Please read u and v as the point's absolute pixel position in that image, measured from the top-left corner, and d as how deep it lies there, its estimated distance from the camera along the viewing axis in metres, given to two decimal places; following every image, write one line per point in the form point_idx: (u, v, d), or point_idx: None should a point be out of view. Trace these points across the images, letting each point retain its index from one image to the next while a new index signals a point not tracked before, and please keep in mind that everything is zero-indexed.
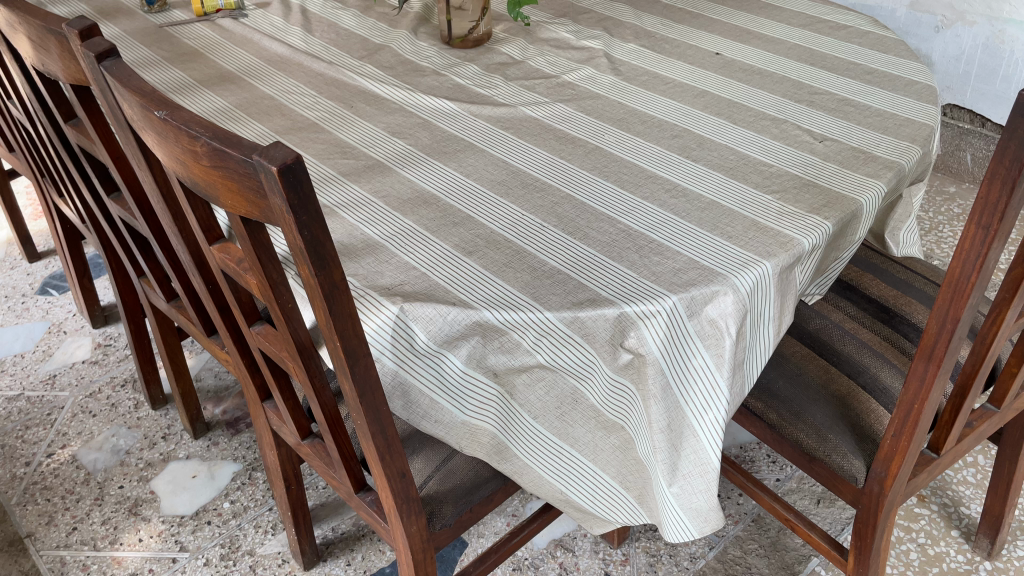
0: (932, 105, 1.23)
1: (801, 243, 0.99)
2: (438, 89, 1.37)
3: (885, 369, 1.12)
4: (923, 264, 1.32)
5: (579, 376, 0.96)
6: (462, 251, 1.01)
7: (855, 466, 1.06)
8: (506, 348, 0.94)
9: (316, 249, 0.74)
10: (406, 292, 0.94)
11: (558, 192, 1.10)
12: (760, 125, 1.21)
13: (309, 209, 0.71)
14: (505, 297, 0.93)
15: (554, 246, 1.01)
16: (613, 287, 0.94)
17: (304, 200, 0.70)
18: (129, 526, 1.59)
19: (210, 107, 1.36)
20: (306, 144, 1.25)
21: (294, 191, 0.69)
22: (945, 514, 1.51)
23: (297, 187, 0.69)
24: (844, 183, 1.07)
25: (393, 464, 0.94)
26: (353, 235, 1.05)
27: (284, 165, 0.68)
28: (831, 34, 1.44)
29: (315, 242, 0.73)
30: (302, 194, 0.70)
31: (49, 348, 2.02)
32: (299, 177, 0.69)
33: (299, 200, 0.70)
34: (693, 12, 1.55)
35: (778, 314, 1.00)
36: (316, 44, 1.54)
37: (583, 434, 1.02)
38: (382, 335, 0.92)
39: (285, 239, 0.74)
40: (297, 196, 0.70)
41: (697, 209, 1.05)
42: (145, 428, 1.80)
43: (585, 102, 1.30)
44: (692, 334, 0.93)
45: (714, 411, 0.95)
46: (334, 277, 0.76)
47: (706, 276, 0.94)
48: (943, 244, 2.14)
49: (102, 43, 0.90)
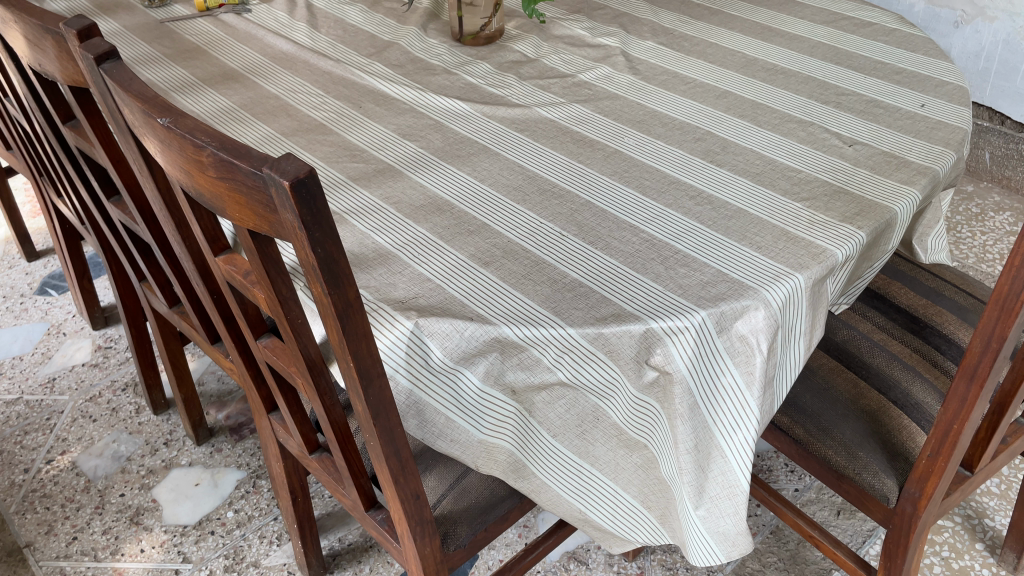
0: (965, 107, 1.18)
1: (834, 254, 0.94)
2: (449, 89, 1.32)
3: (916, 384, 1.08)
4: (951, 271, 1.27)
5: (602, 394, 0.92)
6: (478, 262, 0.97)
7: (887, 485, 1.01)
8: (526, 365, 0.89)
9: (329, 267, 0.69)
10: (421, 306, 0.90)
11: (577, 199, 1.06)
12: (786, 128, 1.16)
13: (322, 225, 0.67)
14: (525, 311, 0.89)
15: (574, 256, 0.96)
16: (638, 302, 0.89)
17: (317, 217, 0.66)
18: (131, 536, 1.56)
19: (214, 107, 1.32)
20: (314, 146, 1.21)
21: (306, 207, 0.65)
22: (968, 526, 1.47)
23: (309, 203, 0.65)
24: (876, 191, 1.03)
25: (407, 486, 0.90)
26: (364, 244, 1.01)
27: (297, 180, 0.63)
28: (856, 32, 1.39)
29: (328, 259, 0.69)
30: (315, 210, 0.66)
31: (48, 350, 1.98)
32: (312, 191, 0.65)
33: (312, 216, 0.66)
34: (712, 9, 1.50)
35: (809, 328, 0.95)
36: (323, 40, 1.50)
37: (604, 452, 0.98)
38: (395, 352, 0.87)
39: (296, 256, 0.70)
40: (309, 213, 0.66)
41: (723, 218, 1.01)
42: (146, 434, 1.76)
43: (603, 103, 1.25)
44: (721, 351, 0.89)
45: (744, 430, 0.90)
46: (347, 295, 0.72)
47: (735, 290, 0.90)
48: (962, 244, 2.10)
49: (102, 44, 0.85)
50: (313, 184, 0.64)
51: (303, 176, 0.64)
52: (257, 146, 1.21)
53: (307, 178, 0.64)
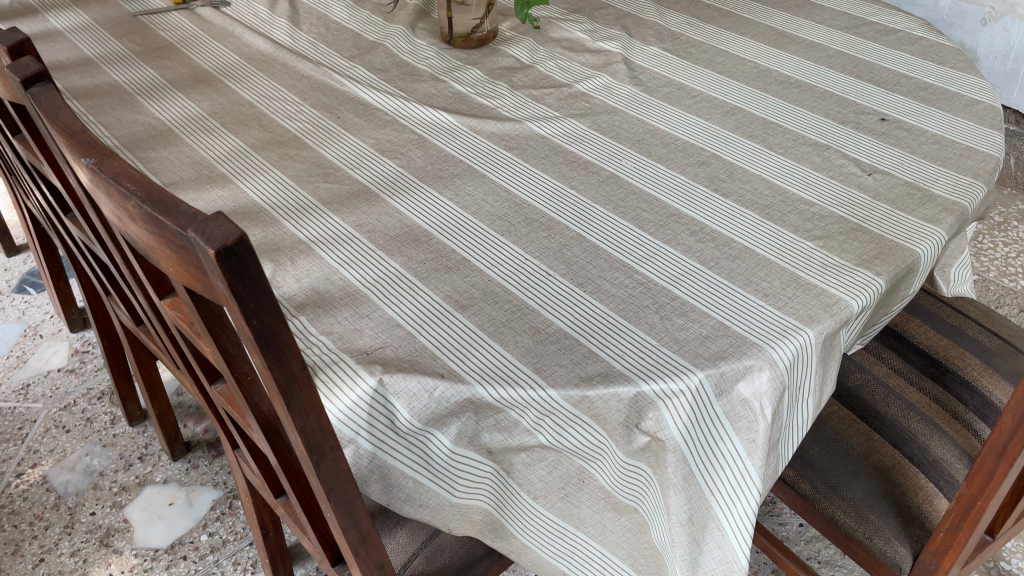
0: (997, 130, 1.08)
1: (849, 305, 0.85)
2: (435, 98, 1.22)
3: (935, 438, 0.98)
4: (975, 306, 1.17)
5: (588, 457, 0.83)
6: (454, 305, 0.87)
7: (900, 554, 0.92)
8: (502, 426, 0.81)
9: (268, 340, 0.60)
10: (387, 359, 0.81)
11: (566, 231, 0.96)
12: (800, 152, 1.06)
13: (260, 296, 0.58)
14: (501, 368, 0.80)
15: (560, 301, 0.87)
16: (628, 359, 0.80)
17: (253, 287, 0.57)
18: (99, 559, 1.48)
19: (181, 114, 1.22)
20: (284, 162, 1.11)
21: (239, 277, 0.56)
22: (984, 570, 1.38)
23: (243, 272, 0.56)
24: (897, 229, 0.93)
25: (370, 556, 0.82)
26: (331, 281, 0.92)
27: (224, 248, 0.54)
28: (878, 40, 1.28)
29: (268, 333, 0.60)
30: (250, 279, 0.57)
31: (24, 353, 1.91)
32: (244, 259, 0.56)
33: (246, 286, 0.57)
34: (723, 10, 1.39)
35: (819, 385, 0.86)
36: (304, 39, 1.39)
37: (590, 515, 0.89)
38: (356, 412, 0.78)
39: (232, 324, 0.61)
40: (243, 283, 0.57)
41: (726, 258, 0.91)
42: (121, 447, 1.69)
43: (600, 118, 1.15)
44: (720, 416, 0.80)
45: (744, 502, 0.81)
46: (291, 368, 0.63)
47: (737, 347, 0.80)
48: (983, 256, 1.99)
49: (31, 65, 0.76)
50: (246, 250, 0.56)
51: (234, 242, 0.55)
52: (224, 162, 1.12)
53: (239, 244, 0.55)
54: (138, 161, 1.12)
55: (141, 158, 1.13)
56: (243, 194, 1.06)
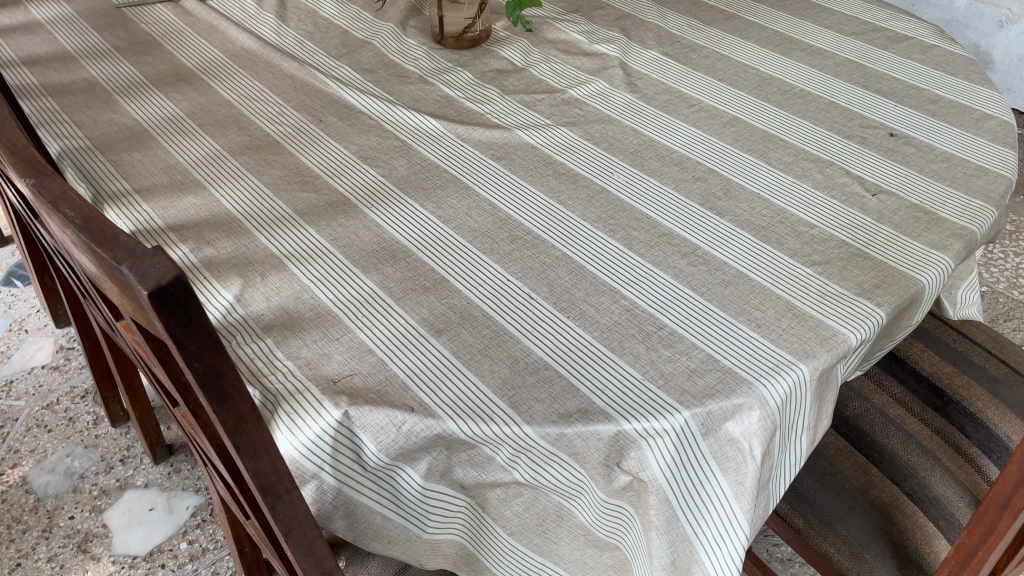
0: (1010, 149, 1.02)
1: (846, 338, 0.80)
2: (423, 103, 1.17)
3: (935, 474, 0.94)
4: (982, 331, 1.12)
5: (567, 495, 0.79)
6: (429, 329, 0.83)
7: None
8: (475, 462, 0.76)
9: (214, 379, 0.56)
10: (354, 390, 0.76)
11: (551, 250, 0.92)
12: (801, 169, 1.00)
13: (201, 335, 0.54)
14: (475, 401, 0.75)
15: (541, 327, 0.82)
16: (610, 394, 0.75)
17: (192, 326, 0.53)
18: (76, 566, 1.45)
19: (158, 114, 1.17)
20: (261, 168, 1.06)
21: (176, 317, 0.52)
22: None
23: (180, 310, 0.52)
24: (901, 256, 0.88)
25: None
26: (302, 299, 0.87)
27: (159, 289, 0.50)
28: (888, 48, 1.22)
29: (212, 373, 0.56)
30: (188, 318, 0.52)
31: (8, 348, 1.87)
32: (181, 298, 0.51)
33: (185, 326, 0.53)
34: (726, 12, 1.34)
35: (814, 421, 0.81)
36: (290, 36, 1.34)
37: (569, 551, 0.85)
38: (320, 446, 0.74)
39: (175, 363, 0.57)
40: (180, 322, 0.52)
41: (718, 284, 0.86)
42: (102, 449, 1.66)
43: (593, 128, 1.10)
44: (707, 456, 0.75)
45: (730, 546, 0.77)
46: (242, 408, 0.59)
47: (726, 383, 0.76)
48: (993, 267, 1.93)
49: None
50: (182, 288, 0.51)
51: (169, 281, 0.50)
52: (199, 167, 1.07)
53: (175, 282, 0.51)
54: (110, 165, 1.07)
55: (114, 162, 1.08)
56: (216, 202, 1.01)
